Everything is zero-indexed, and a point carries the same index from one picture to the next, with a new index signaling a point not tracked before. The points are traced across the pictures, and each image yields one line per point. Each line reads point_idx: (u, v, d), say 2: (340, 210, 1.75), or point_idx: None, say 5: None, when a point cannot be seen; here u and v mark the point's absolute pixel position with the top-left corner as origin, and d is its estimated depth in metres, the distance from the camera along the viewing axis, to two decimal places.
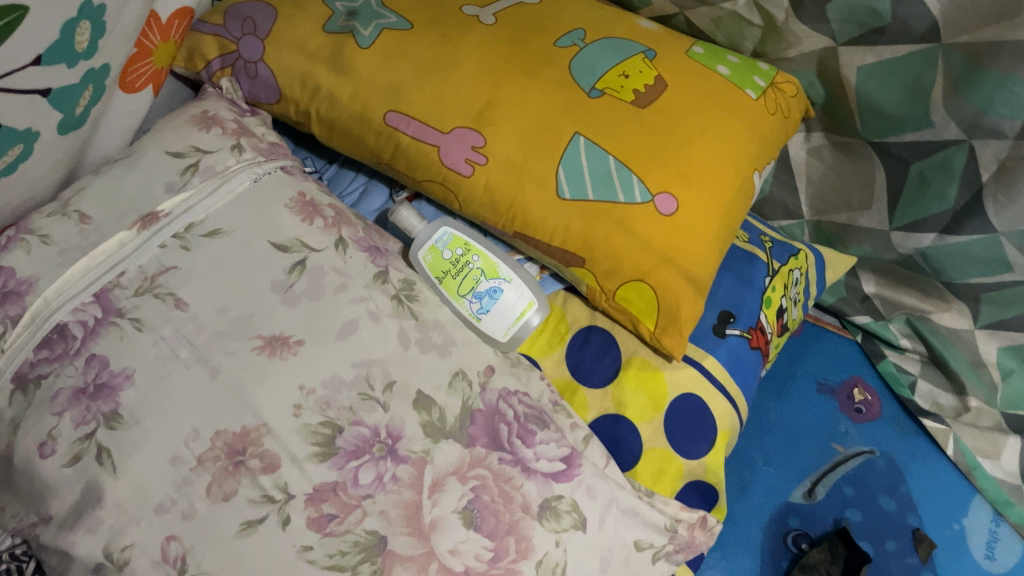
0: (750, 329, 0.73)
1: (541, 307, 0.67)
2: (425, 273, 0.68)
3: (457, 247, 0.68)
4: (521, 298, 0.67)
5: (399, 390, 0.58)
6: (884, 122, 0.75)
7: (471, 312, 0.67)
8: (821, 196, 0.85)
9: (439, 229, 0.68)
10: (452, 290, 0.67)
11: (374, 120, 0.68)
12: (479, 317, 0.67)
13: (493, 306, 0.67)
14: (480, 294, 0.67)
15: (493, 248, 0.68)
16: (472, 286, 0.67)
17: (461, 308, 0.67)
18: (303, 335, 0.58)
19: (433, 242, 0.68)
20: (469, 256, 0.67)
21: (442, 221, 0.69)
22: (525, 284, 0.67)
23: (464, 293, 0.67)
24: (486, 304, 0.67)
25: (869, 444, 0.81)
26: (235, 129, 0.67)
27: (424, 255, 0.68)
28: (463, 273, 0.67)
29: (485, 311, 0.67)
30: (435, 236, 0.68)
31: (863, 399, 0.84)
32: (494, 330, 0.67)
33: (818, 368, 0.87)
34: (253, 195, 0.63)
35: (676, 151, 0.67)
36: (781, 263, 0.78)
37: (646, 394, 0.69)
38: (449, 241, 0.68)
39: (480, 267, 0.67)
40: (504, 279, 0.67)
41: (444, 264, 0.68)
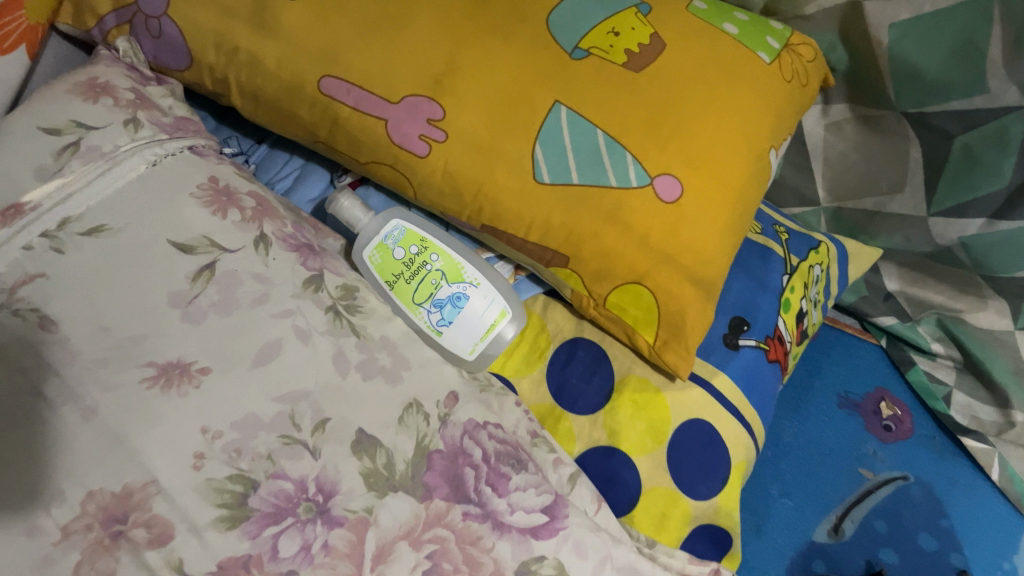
0: (768, 338, 0.61)
1: (518, 316, 0.55)
2: (372, 276, 0.55)
3: (411, 245, 0.55)
4: (492, 306, 0.54)
5: (333, 430, 0.46)
6: (924, 89, 0.63)
7: (430, 324, 0.55)
8: (842, 180, 0.74)
9: (388, 223, 0.55)
10: (406, 298, 0.55)
11: (307, 88, 0.55)
12: (440, 330, 0.55)
13: (457, 317, 0.54)
14: (441, 302, 0.54)
15: (456, 244, 0.55)
16: (431, 293, 0.54)
17: (418, 319, 0.55)
18: (210, 361, 0.45)
19: (382, 239, 0.55)
20: (427, 255, 0.54)
21: (392, 212, 0.56)
22: (498, 288, 0.55)
23: (421, 302, 0.54)
24: (449, 315, 0.54)
25: (901, 469, 0.69)
26: (132, 100, 0.54)
27: (370, 255, 0.55)
28: (420, 277, 0.54)
29: (448, 324, 0.54)
30: (384, 231, 0.55)
31: (891, 415, 0.73)
32: (458, 346, 0.55)
33: (839, 378, 0.75)
34: (148, 182, 0.50)
35: (680, 125, 0.55)
36: (801, 258, 0.65)
37: (645, 422, 0.56)
38: (401, 237, 0.55)
39: (441, 270, 0.54)
40: (470, 283, 0.54)
41: (396, 265, 0.54)
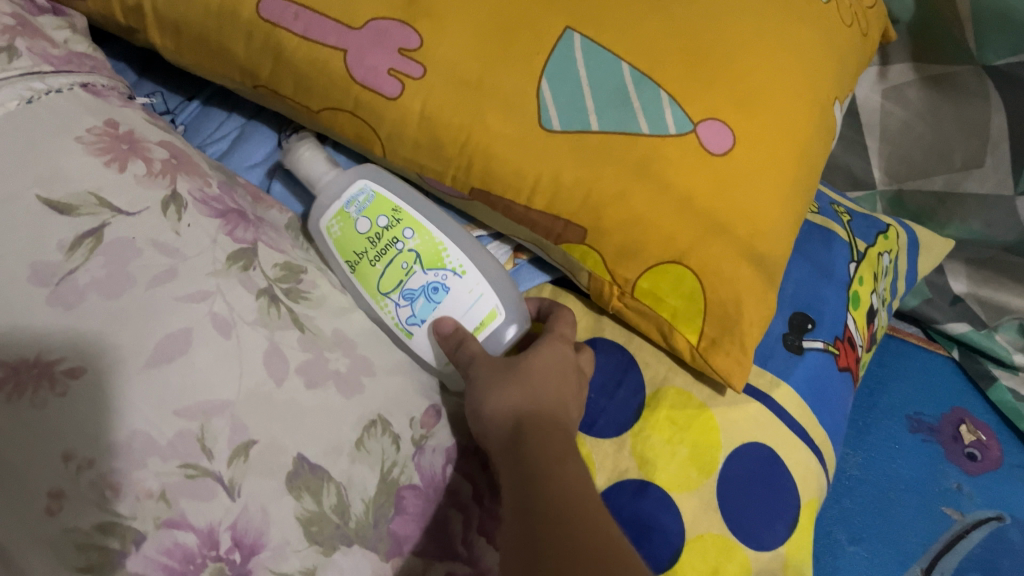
0: (837, 341, 0.48)
1: (513, 317, 0.41)
2: (329, 253, 0.43)
3: (379, 217, 0.41)
4: (479, 302, 0.41)
5: (259, 459, 0.33)
6: (1015, 35, 0.52)
7: (397, 323, 0.41)
8: (904, 157, 0.61)
9: (352, 184, 0.42)
10: (368, 285, 0.42)
11: (242, 13, 0.42)
12: (410, 331, 0.41)
13: (431, 313, 0.41)
14: (412, 292, 0.41)
15: (439, 216, 0.42)
16: (399, 280, 0.41)
17: (385, 315, 0.42)
18: (84, 359, 0.31)
19: (342, 205, 0.42)
20: (398, 230, 0.41)
21: (359, 169, 0.43)
22: (487, 278, 0.41)
23: (387, 291, 0.41)
24: (421, 309, 0.41)
25: (994, 507, 0.56)
26: (11, 24, 0.40)
27: (327, 222, 0.42)
28: (387, 259, 0.41)
29: (420, 323, 0.41)
30: (346, 194, 0.42)
31: (975, 441, 0.59)
32: (431, 353, 0.41)
33: (906, 397, 0.62)
34: (17, 121, 0.36)
35: (727, 59, 0.42)
36: (868, 244, 0.52)
37: (688, 447, 0.43)
38: (366, 204, 0.42)
39: (415, 250, 0.41)
40: (452, 270, 0.41)
41: (358, 241, 0.41)
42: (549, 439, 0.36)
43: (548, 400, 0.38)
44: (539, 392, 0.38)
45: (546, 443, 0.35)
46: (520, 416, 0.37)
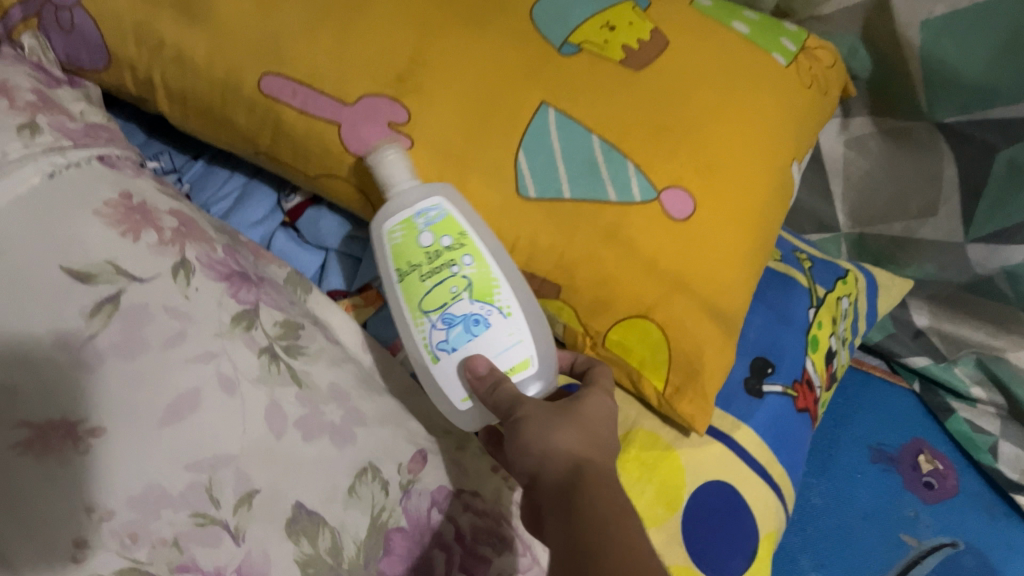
0: (795, 384, 0.51)
1: (544, 371, 0.42)
2: (385, 255, 0.43)
3: (445, 235, 0.42)
4: (513, 346, 0.41)
5: (261, 507, 0.37)
6: (962, 96, 0.55)
7: (427, 345, 0.42)
8: (866, 203, 0.66)
9: (429, 198, 0.42)
10: (414, 297, 0.42)
11: (244, 87, 0.46)
12: (438, 356, 0.41)
13: (466, 344, 0.41)
14: (452, 318, 0.41)
15: (499, 251, 0.43)
16: (444, 302, 0.41)
17: (417, 332, 0.42)
18: (103, 419, 0.35)
19: (413, 214, 0.42)
20: (458, 253, 0.42)
21: (437, 186, 0.43)
22: (529, 326, 0.42)
23: (428, 310, 0.41)
24: (456, 339, 0.41)
25: (947, 534, 0.60)
26: (32, 101, 0.44)
27: (391, 224, 0.42)
28: (440, 278, 0.41)
29: (450, 351, 0.41)
30: (420, 204, 0.42)
31: (932, 471, 0.63)
32: (456, 382, 0.41)
33: (868, 428, 0.66)
34: (41, 197, 0.40)
35: (690, 129, 0.46)
36: (827, 289, 0.56)
37: (656, 486, 0.46)
38: (435, 221, 0.42)
39: (469, 277, 0.41)
40: (498, 309, 0.42)
41: (418, 252, 0.42)
42: (607, 521, 0.32)
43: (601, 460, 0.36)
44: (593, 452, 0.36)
45: (608, 529, 0.32)
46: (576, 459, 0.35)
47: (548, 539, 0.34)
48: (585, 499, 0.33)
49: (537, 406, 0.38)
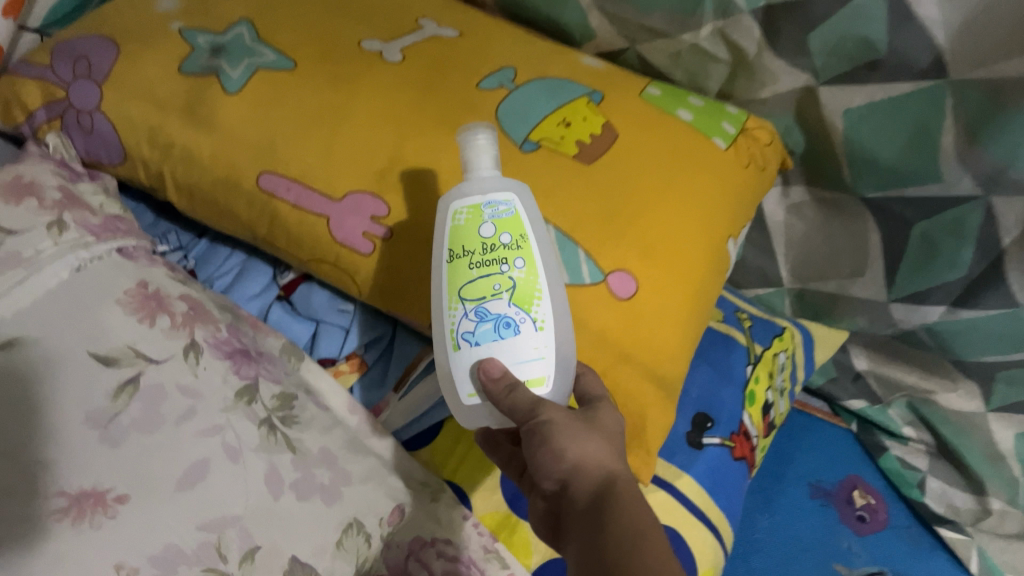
0: (732, 435, 0.58)
1: (555, 394, 0.41)
2: (442, 233, 0.42)
3: (506, 232, 0.41)
4: (534, 359, 0.40)
5: (263, 560, 0.43)
6: (881, 176, 0.62)
7: (453, 332, 0.41)
8: (804, 262, 0.73)
9: (502, 192, 0.42)
10: (459, 280, 0.41)
11: (244, 184, 0.53)
12: (461, 345, 0.41)
13: (489, 343, 0.40)
14: (486, 314, 0.40)
15: (550, 264, 0.42)
16: (483, 295, 0.40)
17: (449, 316, 0.41)
18: (128, 488, 0.41)
19: (481, 203, 0.41)
20: (513, 254, 0.41)
21: (509, 184, 0.42)
22: (556, 344, 0.41)
23: (467, 298, 0.40)
24: (482, 334, 0.40)
25: (877, 563, 0.68)
26: (59, 200, 0.51)
27: (456, 204, 0.42)
28: (489, 270, 0.40)
29: (473, 346, 0.40)
30: (492, 196, 0.41)
31: (865, 505, 0.71)
32: (468, 376, 0.41)
33: (809, 468, 0.74)
34: (69, 290, 0.47)
35: (635, 218, 0.53)
36: (765, 346, 0.63)
37: None
38: (501, 216, 0.41)
39: (515, 281, 0.41)
40: (532, 320, 0.41)
41: (475, 241, 0.41)
42: (636, 534, 0.36)
43: (625, 470, 0.39)
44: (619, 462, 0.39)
45: (642, 544, 0.35)
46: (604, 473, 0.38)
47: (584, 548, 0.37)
48: (616, 514, 0.37)
49: (561, 412, 0.39)
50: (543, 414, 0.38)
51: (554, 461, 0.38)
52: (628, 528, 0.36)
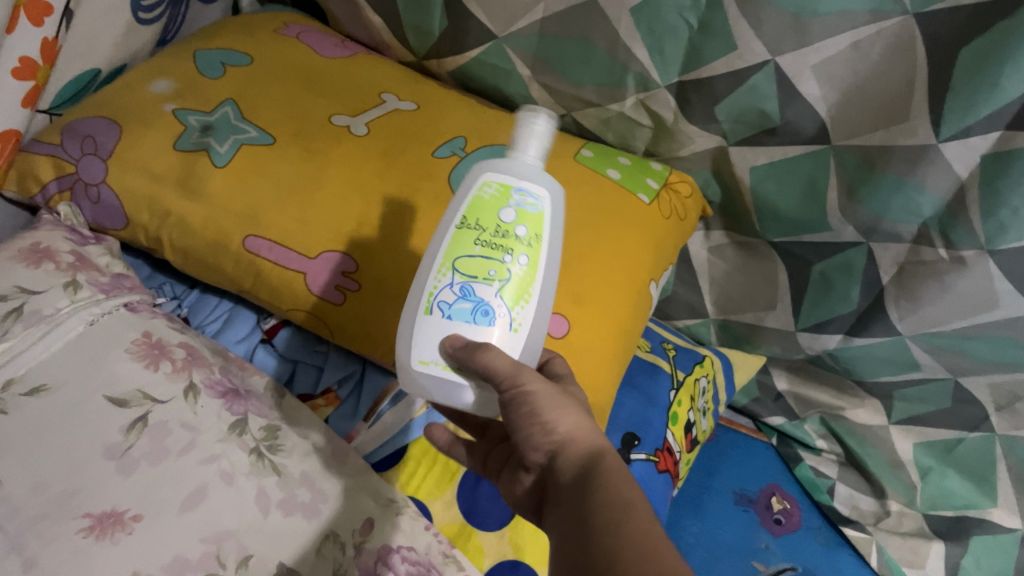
0: (656, 451, 0.67)
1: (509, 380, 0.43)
2: (464, 200, 0.45)
3: (524, 225, 0.44)
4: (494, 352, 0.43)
5: (255, 566, 0.51)
6: (784, 224, 0.73)
7: (431, 295, 0.44)
8: (726, 296, 0.83)
9: (536, 187, 0.44)
10: (462, 248, 0.44)
11: (232, 245, 0.61)
12: (433, 311, 0.44)
13: (460, 321, 0.43)
14: (469, 293, 0.43)
15: (549, 271, 0.45)
16: (474, 275, 0.43)
17: (435, 280, 0.44)
18: (141, 509, 0.49)
19: (512, 187, 0.44)
20: (520, 250, 0.44)
21: (546, 182, 0.45)
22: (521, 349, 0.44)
23: (462, 271, 0.43)
24: (456, 309, 0.43)
25: (790, 560, 0.77)
26: (71, 262, 0.60)
27: (490, 180, 0.45)
28: (492, 253, 0.43)
29: (444, 317, 0.44)
30: (526, 185, 0.44)
31: (781, 509, 0.81)
32: (433, 344, 0.44)
33: (734, 477, 0.84)
34: (86, 342, 0.55)
35: (567, 270, 0.62)
36: (686, 373, 0.73)
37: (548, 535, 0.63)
38: (525, 209, 0.44)
39: (510, 276, 0.43)
40: (510, 317, 0.44)
41: (492, 220, 0.44)
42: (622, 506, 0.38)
43: (611, 449, 0.42)
44: (602, 439, 0.42)
45: (619, 518, 0.37)
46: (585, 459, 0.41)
47: (569, 521, 0.39)
48: (598, 489, 0.39)
49: (543, 385, 0.42)
50: (530, 383, 0.42)
51: (544, 433, 0.42)
52: (609, 502, 0.38)
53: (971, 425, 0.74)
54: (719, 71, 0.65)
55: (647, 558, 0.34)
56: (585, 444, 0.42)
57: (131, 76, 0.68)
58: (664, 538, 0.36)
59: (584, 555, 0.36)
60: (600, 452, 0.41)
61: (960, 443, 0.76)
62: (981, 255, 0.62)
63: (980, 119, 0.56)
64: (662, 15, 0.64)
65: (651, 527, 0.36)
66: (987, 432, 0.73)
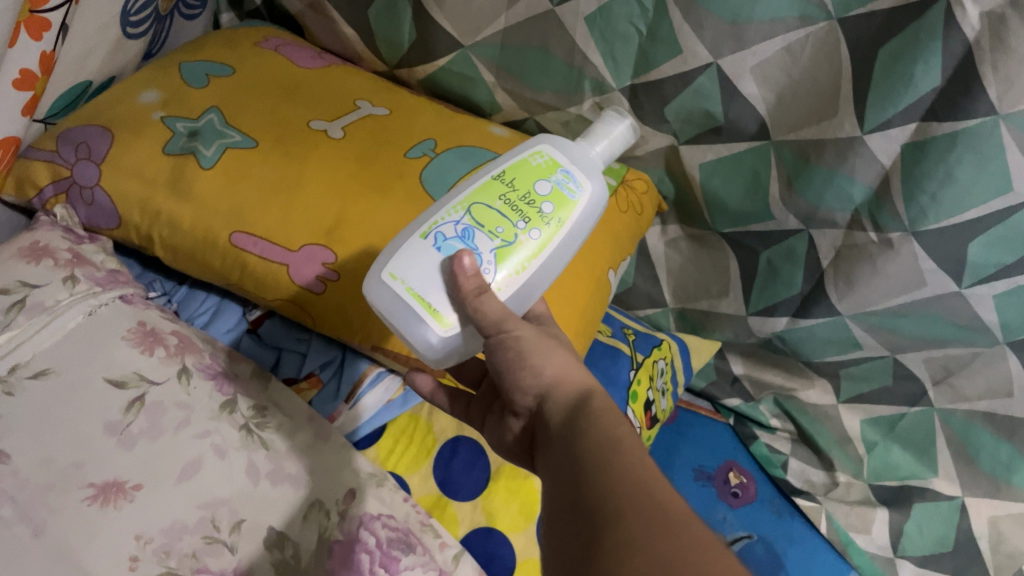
0: None
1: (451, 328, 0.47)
2: (514, 159, 0.51)
3: (551, 204, 0.49)
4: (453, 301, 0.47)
5: (247, 529, 0.55)
6: (732, 215, 0.79)
7: (434, 224, 0.48)
8: (682, 286, 0.89)
9: (581, 178, 0.51)
10: (487, 197, 0.49)
11: (219, 242, 0.66)
12: (429, 237, 0.48)
13: (447, 255, 0.47)
14: (469, 237, 0.48)
15: (554, 254, 0.50)
16: (482, 224, 0.48)
17: (446, 214, 0.48)
18: (142, 479, 0.54)
19: (560, 168, 0.51)
20: (537, 225, 0.49)
21: (592, 179, 0.51)
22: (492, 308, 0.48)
23: (479, 216, 0.48)
24: (448, 245, 0.47)
25: (747, 529, 0.84)
26: (69, 259, 0.64)
27: (544, 153, 0.51)
28: (509, 213, 0.49)
29: (434, 247, 0.47)
30: (573, 172, 0.51)
31: (738, 483, 0.88)
32: (409, 263, 0.47)
33: (694, 454, 0.90)
34: (85, 330, 0.60)
35: None
36: (644, 355, 0.79)
37: (517, 504, 0.68)
38: (562, 190, 0.50)
39: (513, 240, 0.48)
40: (496, 275, 0.48)
41: (526, 186, 0.50)
42: (613, 449, 0.37)
43: (598, 392, 0.43)
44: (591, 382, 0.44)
45: (609, 464, 0.36)
46: (572, 410, 0.42)
47: (557, 467, 0.39)
48: (587, 434, 0.39)
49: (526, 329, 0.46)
50: (516, 330, 0.46)
51: (532, 376, 0.44)
52: (599, 445, 0.38)
53: (911, 400, 0.80)
54: (667, 73, 0.71)
55: (639, 491, 0.34)
56: (570, 387, 0.44)
57: (121, 87, 0.73)
58: (656, 473, 0.36)
59: (578, 495, 0.36)
60: (586, 395, 0.43)
61: (902, 418, 0.81)
62: (906, 237, 0.68)
63: (898, 112, 0.62)
64: (613, 24, 0.70)
65: (644, 466, 0.36)
66: (926, 406, 0.79)
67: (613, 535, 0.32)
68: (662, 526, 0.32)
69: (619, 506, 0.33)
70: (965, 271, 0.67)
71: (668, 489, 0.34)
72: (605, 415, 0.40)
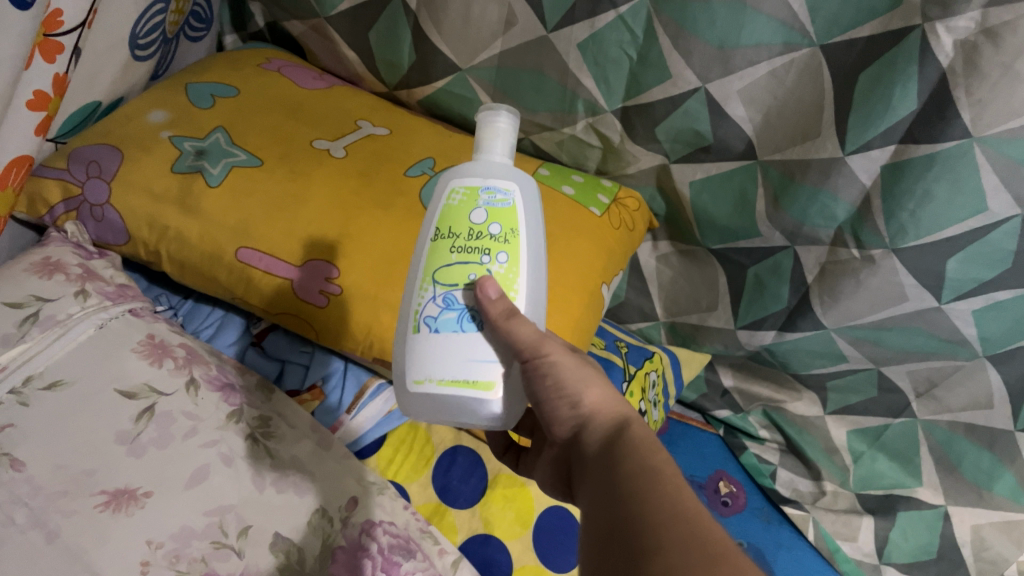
0: None
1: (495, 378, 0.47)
2: (437, 210, 0.49)
3: (497, 224, 0.48)
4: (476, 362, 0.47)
5: (254, 535, 0.57)
6: (720, 231, 0.81)
7: (419, 314, 0.48)
8: (673, 300, 0.92)
9: (505, 186, 0.49)
10: (440, 258, 0.48)
11: (226, 256, 0.68)
12: (421, 328, 0.48)
13: (447, 330, 0.47)
14: (452, 299, 0.47)
15: (529, 268, 0.49)
16: (455, 281, 0.47)
17: (421, 296, 0.48)
18: (151, 486, 0.55)
19: (481, 188, 0.48)
20: (497, 248, 0.48)
21: (514, 178, 0.49)
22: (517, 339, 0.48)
23: (444, 278, 0.47)
24: (441, 321, 0.47)
25: (736, 536, 0.87)
26: (80, 274, 0.66)
27: (458, 187, 0.49)
28: (469, 257, 0.47)
29: (432, 331, 0.47)
30: (492, 184, 0.49)
31: (728, 492, 0.91)
32: (418, 356, 0.48)
33: (686, 464, 0.94)
34: (96, 343, 0.62)
35: None
36: (637, 367, 0.81)
37: (513, 511, 0.71)
38: (495, 207, 0.48)
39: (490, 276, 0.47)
40: None
41: (464, 225, 0.48)
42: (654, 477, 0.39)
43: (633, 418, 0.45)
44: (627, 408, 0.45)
45: (648, 491, 0.38)
46: (611, 436, 0.43)
47: (596, 491, 0.41)
48: (628, 460, 0.40)
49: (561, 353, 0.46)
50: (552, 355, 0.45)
51: (572, 405, 0.46)
52: (641, 471, 0.39)
53: (895, 412, 0.82)
54: (657, 97, 0.74)
55: (682, 525, 0.35)
56: (608, 416, 0.45)
57: (130, 107, 0.75)
58: (695, 505, 0.37)
59: (617, 521, 0.37)
60: (623, 423, 0.44)
61: (887, 429, 0.84)
62: (887, 253, 0.70)
63: (878, 135, 0.64)
64: (605, 49, 0.72)
65: (682, 494, 0.38)
66: (909, 417, 0.82)
67: (654, 564, 0.34)
68: (706, 561, 0.33)
69: (659, 539, 0.35)
70: (944, 288, 0.69)
71: (706, 519, 0.36)
72: (645, 442, 0.42)
